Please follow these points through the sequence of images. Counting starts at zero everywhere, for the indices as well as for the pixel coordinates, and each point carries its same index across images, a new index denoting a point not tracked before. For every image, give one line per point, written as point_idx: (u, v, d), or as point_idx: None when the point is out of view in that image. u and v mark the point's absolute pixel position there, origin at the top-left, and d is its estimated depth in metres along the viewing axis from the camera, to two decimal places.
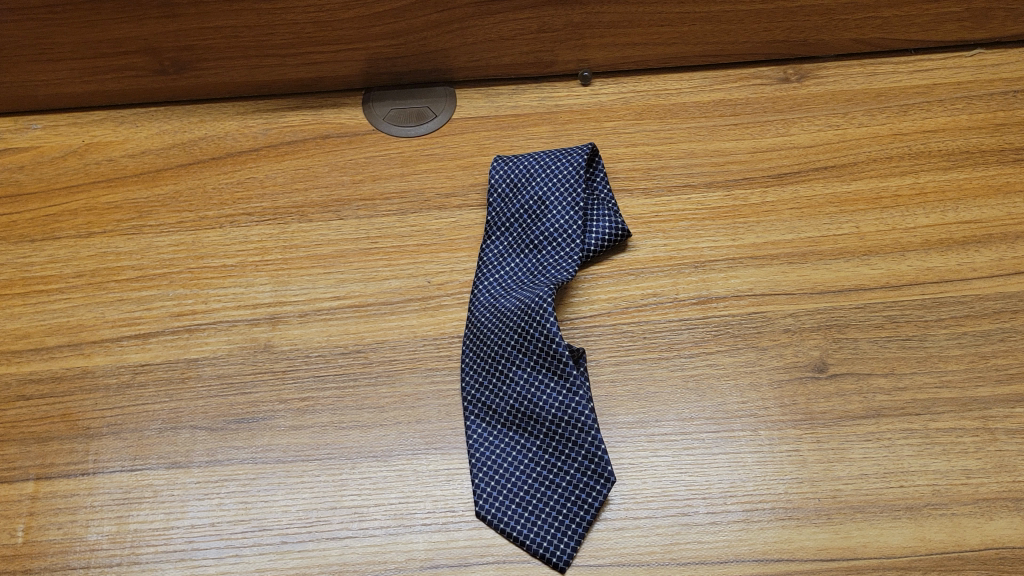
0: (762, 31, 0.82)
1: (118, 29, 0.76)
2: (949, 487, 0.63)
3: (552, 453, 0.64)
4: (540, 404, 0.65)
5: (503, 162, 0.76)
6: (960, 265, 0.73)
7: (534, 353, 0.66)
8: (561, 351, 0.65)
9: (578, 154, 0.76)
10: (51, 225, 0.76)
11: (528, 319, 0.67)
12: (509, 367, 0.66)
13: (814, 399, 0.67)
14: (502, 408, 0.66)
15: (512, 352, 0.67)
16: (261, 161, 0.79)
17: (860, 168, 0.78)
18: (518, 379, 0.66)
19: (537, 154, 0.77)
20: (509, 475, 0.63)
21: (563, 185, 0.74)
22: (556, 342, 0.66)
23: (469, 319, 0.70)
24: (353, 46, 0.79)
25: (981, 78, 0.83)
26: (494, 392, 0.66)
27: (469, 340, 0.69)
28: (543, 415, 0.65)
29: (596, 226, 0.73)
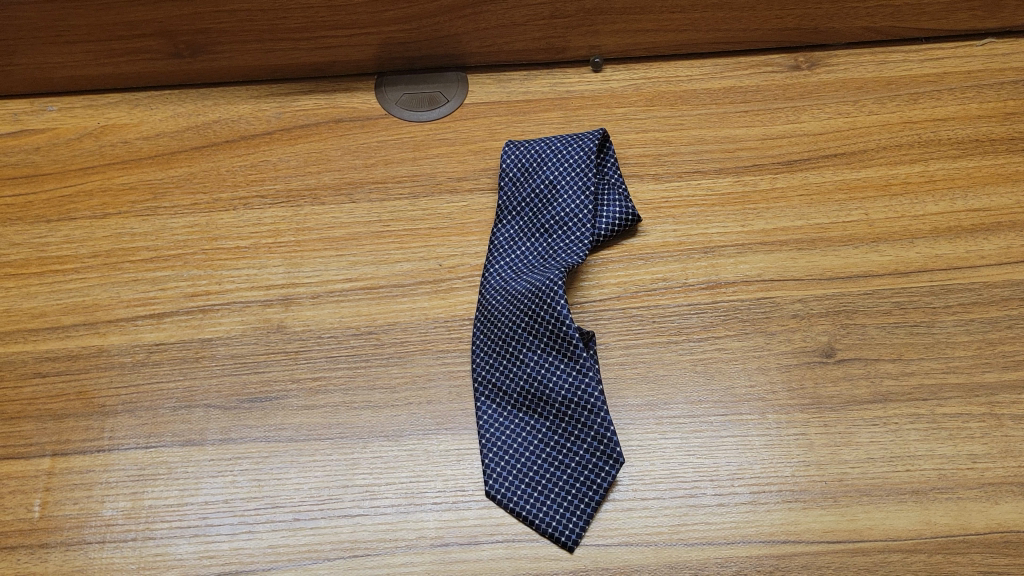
0: (774, 18, 0.82)
1: (133, 11, 0.76)
2: (955, 471, 0.63)
3: (561, 434, 0.65)
4: (550, 386, 0.66)
5: (515, 147, 0.77)
6: (969, 252, 0.73)
7: (544, 335, 0.67)
8: (572, 333, 0.66)
9: (590, 139, 0.76)
10: (66, 205, 0.76)
11: (538, 301, 0.67)
12: (520, 349, 0.67)
13: (821, 383, 0.67)
14: (513, 390, 0.66)
15: (523, 334, 0.67)
16: (274, 143, 0.80)
17: (870, 155, 0.78)
18: (528, 361, 0.67)
19: (549, 139, 0.77)
20: (519, 455, 0.64)
21: (575, 170, 0.75)
22: (566, 323, 0.66)
23: (480, 301, 0.70)
24: (366, 30, 0.80)
25: (991, 67, 0.84)
26: (504, 373, 0.67)
27: (480, 322, 0.69)
28: (553, 397, 0.65)
29: (606, 211, 0.74)
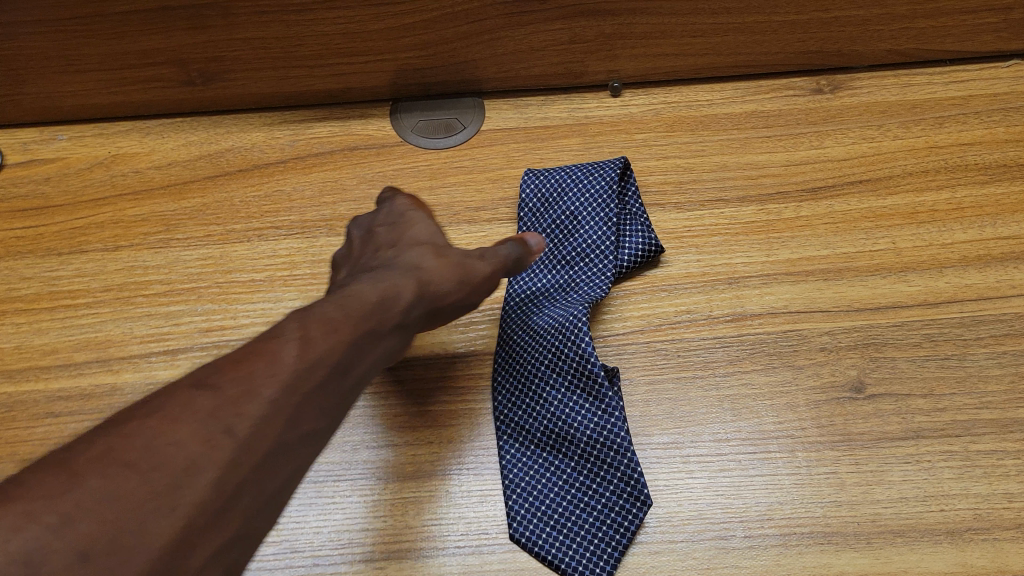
0: (797, 41, 0.81)
1: (146, 41, 0.75)
2: (991, 511, 0.62)
3: (586, 475, 0.63)
4: (575, 425, 0.64)
5: (534, 175, 0.75)
6: (999, 282, 0.72)
7: (568, 372, 0.65)
8: (596, 370, 0.65)
9: (610, 168, 0.75)
10: (78, 238, 0.75)
11: (561, 338, 0.66)
12: (543, 387, 0.66)
13: (852, 420, 0.66)
14: (536, 431, 0.65)
15: (546, 371, 0.66)
16: (289, 173, 0.78)
17: (896, 181, 0.77)
18: (551, 399, 0.65)
19: (569, 168, 0.76)
20: (544, 496, 0.62)
21: (595, 200, 0.73)
22: (592, 360, 0.65)
23: (501, 337, 0.69)
24: (382, 57, 0.78)
25: (1017, 90, 0.82)
26: (527, 412, 0.65)
27: (502, 359, 0.68)
28: (577, 437, 0.64)
29: (628, 241, 0.72)
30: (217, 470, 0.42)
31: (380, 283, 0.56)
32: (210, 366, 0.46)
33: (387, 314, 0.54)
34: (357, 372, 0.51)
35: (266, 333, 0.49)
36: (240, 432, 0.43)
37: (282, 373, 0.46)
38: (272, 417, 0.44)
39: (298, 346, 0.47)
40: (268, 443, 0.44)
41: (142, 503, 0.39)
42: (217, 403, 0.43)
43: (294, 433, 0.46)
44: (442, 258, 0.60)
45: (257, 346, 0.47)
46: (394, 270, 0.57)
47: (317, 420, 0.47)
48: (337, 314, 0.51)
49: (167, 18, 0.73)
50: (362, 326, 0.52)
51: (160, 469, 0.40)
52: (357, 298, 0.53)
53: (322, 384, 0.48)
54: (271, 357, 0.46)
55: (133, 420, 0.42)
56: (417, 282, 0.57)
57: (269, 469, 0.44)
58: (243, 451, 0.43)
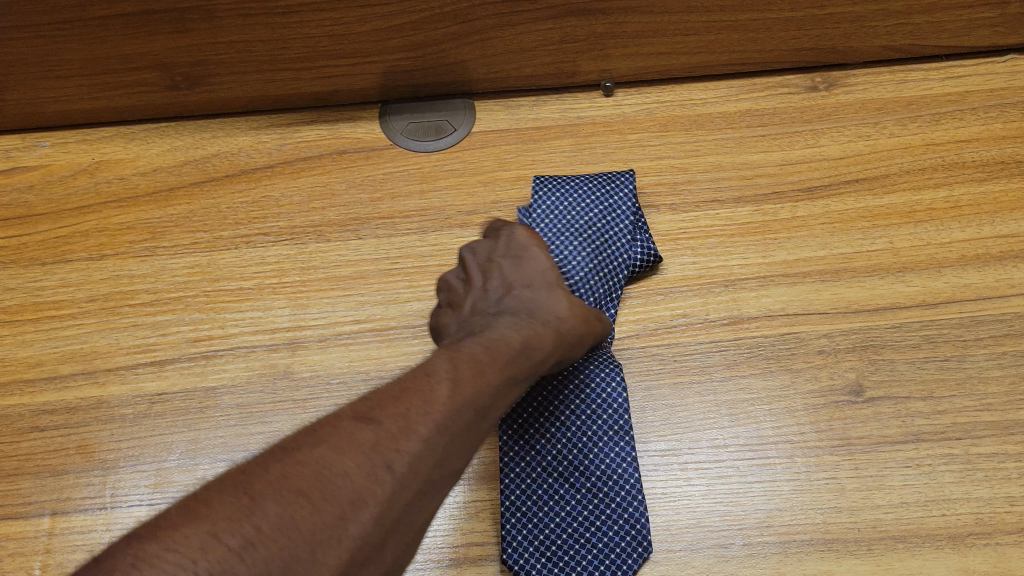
0: (791, 39, 0.79)
1: (128, 45, 0.73)
2: (993, 515, 0.61)
3: (589, 511, 0.61)
4: (593, 455, 0.63)
5: (543, 181, 0.74)
6: (998, 281, 0.71)
7: (591, 404, 0.64)
8: (621, 402, 0.64)
9: (626, 183, 0.74)
10: (62, 247, 0.74)
11: (587, 369, 0.65)
12: (561, 412, 0.64)
13: (851, 424, 0.65)
14: (546, 455, 0.63)
15: (567, 397, 0.64)
16: (277, 178, 0.77)
17: (893, 180, 0.76)
18: (568, 425, 0.63)
19: (578, 178, 0.74)
20: (542, 524, 0.61)
21: (607, 212, 0.72)
22: (619, 392, 0.64)
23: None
24: (370, 59, 0.77)
25: (1014, 85, 0.81)
26: (543, 434, 0.63)
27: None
28: (589, 467, 0.62)
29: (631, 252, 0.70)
30: (373, 505, 0.44)
31: (524, 325, 0.57)
32: (369, 400, 0.48)
33: (535, 358, 0.56)
34: (496, 420, 0.53)
35: (421, 373, 0.51)
36: (397, 471, 0.45)
37: (436, 416, 0.48)
38: (426, 459, 0.47)
39: (454, 394, 0.50)
40: (417, 485, 0.46)
41: (312, 532, 0.42)
42: (377, 438, 0.46)
43: (443, 472, 0.48)
44: (569, 307, 0.59)
45: (425, 388, 0.49)
46: (528, 309, 0.58)
47: (462, 464, 0.49)
48: (486, 359, 0.53)
49: (149, 22, 0.71)
50: (511, 373, 0.54)
51: (329, 503, 0.43)
52: (510, 340, 0.55)
53: (469, 431, 0.50)
54: (428, 398, 0.49)
55: (309, 450, 0.45)
56: (551, 331, 0.57)
57: (420, 508, 0.47)
58: (401, 491, 0.45)
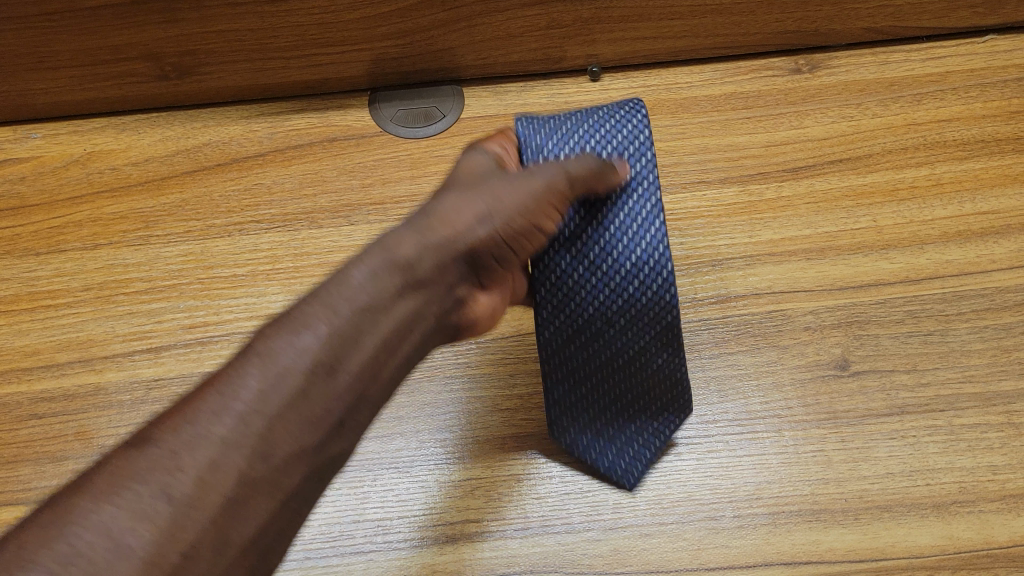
0: (773, 22, 0.81)
1: (118, 36, 0.74)
2: (976, 484, 0.62)
3: (620, 407, 0.61)
4: (642, 368, 0.59)
5: (528, 121, 0.60)
6: (979, 256, 0.72)
7: (639, 304, 0.57)
8: (674, 322, 0.58)
9: (638, 121, 0.60)
10: (56, 237, 0.74)
11: (638, 268, 0.57)
12: (605, 311, 0.57)
13: (837, 398, 0.66)
14: (583, 376, 0.59)
15: (616, 286, 0.57)
16: (268, 166, 0.78)
17: (876, 159, 0.77)
18: (610, 347, 0.58)
19: (584, 112, 0.60)
20: (574, 414, 0.60)
21: (610, 144, 0.59)
22: (672, 311, 0.57)
23: (549, 261, 0.57)
24: (359, 46, 0.78)
25: (994, 65, 0.83)
26: (585, 337, 0.58)
27: (545, 289, 0.57)
28: (630, 394, 0.60)
29: (641, 190, 0.57)
30: (174, 505, 0.43)
31: (417, 226, 0.54)
32: (179, 402, 0.47)
33: (422, 269, 0.52)
34: (366, 365, 0.49)
35: (254, 340, 0.48)
36: (199, 467, 0.44)
37: (250, 392, 0.46)
38: (241, 445, 0.45)
39: (283, 357, 0.47)
40: (233, 471, 0.45)
41: (163, 516, 0.42)
42: (210, 410, 0.45)
43: (279, 454, 0.46)
44: (514, 172, 0.56)
45: (253, 360, 0.47)
46: (458, 190, 0.55)
47: (311, 434, 0.47)
48: (336, 301, 0.49)
49: (139, 12, 0.72)
50: (371, 310, 0.50)
51: (120, 511, 0.42)
52: (378, 253, 0.51)
53: (311, 391, 0.47)
54: (244, 375, 0.47)
55: (118, 459, 0.45)
56: (493, 204, 0.54)
57: (255, 495, 0.45)
58: (210, 484, 0.44)
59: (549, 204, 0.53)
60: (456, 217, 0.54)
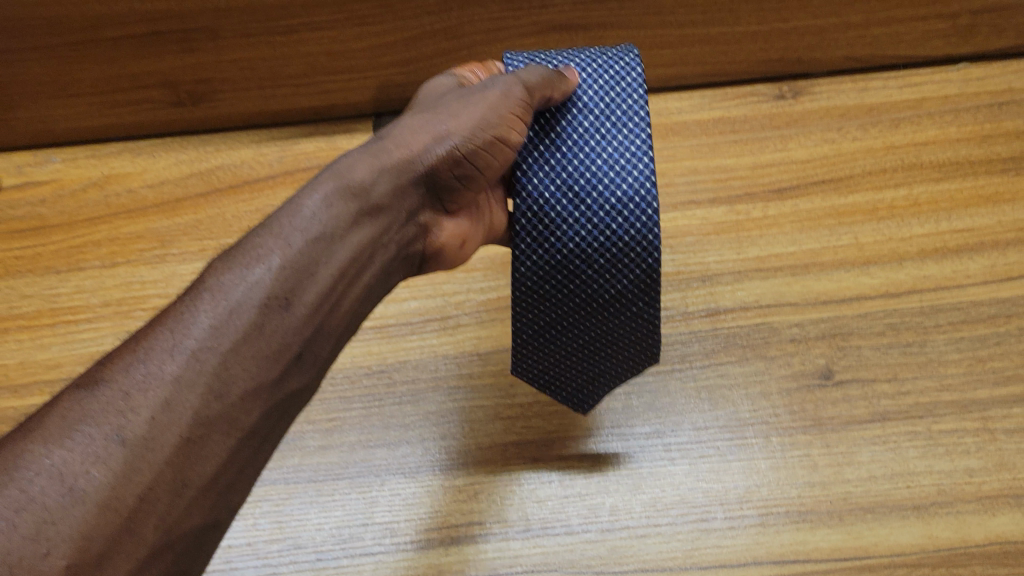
0: (758, 50, 0.85)
1: (137, 65, 0.78)
2: (954, 486, 0.66)
3: (598, 340, 0.60)
4: (618, 308, 0.57)
5: (515, 58, 0.61)
6: (955, 272, 0.76)
7: (618, 251, 0.55)
8: (655, 266, 0.55)
9: (631, 59, 0.58)
10: (76, 256, 0.78)
11: (618, 212, 0.55)
12: (586, 250, 0.55)
13: (822, 405, 0.70)
14: (554, 307, 0.57)
15: (593, 226, 0.55)
16: (278, 188, 0.81)
17: (857, 181, 0.82)
18: (586, 283, 0.56)
19: (578, 52, 0.60)
20: (551, 345, 0.60)
21: (599, 79, 0.57)
22: (653, 255, 0.55)
23: (526, 187, 0.55)
24: (365, 74, 0.82)
25: (967, 91, 0.87)
26: (561, 278, 0.56)
27: (526, 219, 0.54)
28: (598, 327, 0.59)
29: (630, 126, 0.56)
30: (129, 445, 0.38)
31: (374, 149, 0.54)
32: (119, 346, 0.42)
33: (379, 192, 0.52)
34: (323, 297, 0.47)
35: (203, 277, 0.46)
36: (154, 406, 0.39)
37: (205, 322, 0.43)
38: (197, 380, 0.41)
39: (236, 288, 0.44)
40: (190, 408, 0.40)
41: (121, 452, 0.38)
42: (157, 345, 0.41)
43: (239, 387, 0.42)
44: (469, 91, 0.57)
45: (204, 295, 0.44)
46: (414, 116, 0.57)
47: (270, 366, 0.44)
48: (285, 234, 0.47)
49: (158, 42, 0.76)
50: (322, 240, 0.48)
51: (69, 452, 0.37)
52: (333, 181, 0.51)
53: (268, 322, 0.44)
54: (197, 307, 0.43)
55: (51, 411, 0.39)
56: (449, 122, 0.55)
57: (214, 433, 0.41)
58: (165, 423, 0.39)
59: (510, 110, 0.53)
60: (419, 142, 0.55)
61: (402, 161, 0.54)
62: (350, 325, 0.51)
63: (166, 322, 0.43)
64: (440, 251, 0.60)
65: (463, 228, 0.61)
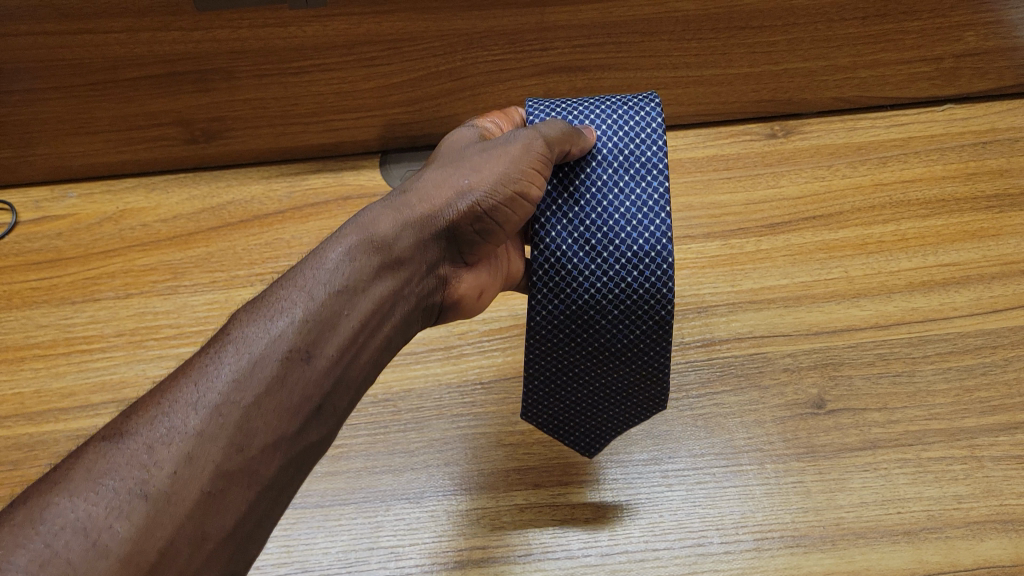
0: (750, 91, 0.89)
1: (153, 103, 0.82)
2: (943, 512, 0.66)
3: (611, 390, 0.62)
4: (630, 359, 0.60)
5: (537, 104, 0.65)
6: (942, 304, 0.78)
7: (631, 302, 0.58)
8: (668, 318, 0.58)
9: (651, 109, 0.62)
10: (90, 287, 0.80)
11: (633, 264, 0.57)
12: (601, 301, 0.58)
13: (815, 433, 0.71)
14: (568, 355, 0.60)
15: (608, 278, 0.58)
16: (287, 222, 0.84)
17: (846, 217, 0.85)
18: (600, 332, 0.59)
19: (599, 101, 0.64)
20: (564, 393, 0.62)
21: (619, 131, 0.61)
22: (666, 308, 0.57)
23: (545, 239, 0.58)
24: (372, 112, 0.85)
25: (951, 132, 0.91)
26: (576, 327, 0.59)
27: (544, 270, 0.58)
28: (612, 376, 0.61)
29: (649, 180, 0.59)
30: (152, 498, 0.41)
31: (394, 204, 0.56)
32: (148, 397, 0.46)
33: (400, 246, 0.54)
34: (342, 349, 0.50)
35: (227, 330, 0.49)
36: (176, 460, 0.42)
37: (228, 375, 0.46)
38: (218, 433, 0.44)
39: (259, 341, 0.47)
40: (213, 461, 0.43)
41: (143, 505, 0.41)
42: (182, 398, 0.44)
43: (259, 441, 0.45)
44: (490, 144, 0.59)
45: (227, 348, 0.47)
46: (436, 170, 0.59)
47: (289, 420, 0.46)
48: (305, 289, 0.50)
49: (175, 82, 0.80)
50: (344, 293, 0.51)
51: (94, 505, 0.40)
52: (354, 235, 0.53)
53: (289, 374, 0.47)
54: (221, 359, 0.46)
55: (79, 462, 0.42)
56: (471, 176, 0.57)
57: (234, 486, 0.43)
58: (187, 477, 0.42)
59: (531, 166, 0.56)
60: (439, 195, 0.57)
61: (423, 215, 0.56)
62: (369, 376, 0.53)
63: (192, 374, 0.46)
64: (460, 301, 0.62)
65: (482, 280, 0.63)
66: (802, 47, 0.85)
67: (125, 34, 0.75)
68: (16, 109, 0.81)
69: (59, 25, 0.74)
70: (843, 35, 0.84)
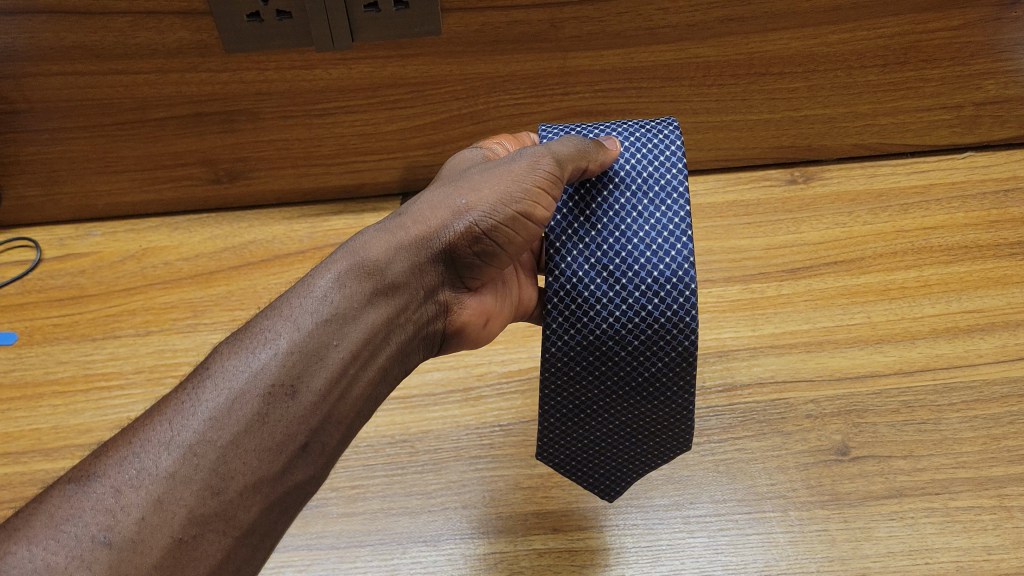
0: (770, 138, 0.89)
1: (180, 144, 0.83)
2: (972, 563, 0.63)
3: (631, 425, 0.61)
4: (652, 392, 0.59)
5: (550, 129, 0.65)
6: (967, 351, 0.77)
7: (654, 332, 0.57)
8: (692, 350, 0.57)
9: (670, 134, 0.62)
10: (111, 324, 0.81)
11: (654, 292, 0.57)
12: (620, 330, 0.57)
13: (838, 480, 0.69)
14: (589, 385, 0.59)
15: (627, 307, 0.57)
16: (307, 261, 0.84)
17: (867, 262, 0.84)
18: (620, 363, 0.58)
19: (619, 125, 0.64)
20: (583, 427, 0.62)
21: (638, 153, 0.61)
22: (689, 338, 0.57)
23: (559, 266, 0.58)
24: (394, 155, 0.86)
25: (972, 179, 0.91)
26: (594, 359, 0.58)
27: (559, 297, 0.57)
28: (635, 407, 0.60)
29: (668, 203, 0.59)
30: (117, 547, 0.40)
31: (389, 227, 0.55)
32: (122, 436, 0.45)
33: (394, 272, 0.53)
34: (331, 384, 0.48)
35: (206, 365, 0.48)
36: (146, 505, 0.41)
37: (206, 414, 0.45)
38: (192, 476, 0.43)
39: (239, 376, 0.47)
40: (186, 507, 0.42)
41: (107, 554, 0.39)
42: (154, 439, 0.44)
43: (237, 484, 0.44)
44: (494, 164, 0.58)
45: (207, 383, 0.47)
46: (436, 190, 0.58)
47: (270, 460, 0.45)
48: (289, 320, 0.49)
49: (201, 123, 0.81)
50: (331, 324, 0.50)
51: (53, 554, 0.39)
52: (343, 262, 0.52)
53: (272, 411, 0.46)
54: (199, 397, 0.46)
55: (44, 507, 0.42)
56: (469, 197, 0.56)
57: (209, 531, 0.42)
58: (156, 524, 0.41)
59: (536, 184, 0.55)
60: (437, 216, 0.55)
61: (417, 238, 0.55)
62: (364, 412, 0.52)
63: (166, 412, 0.45)
64: (462, 329, 0.62)
65: (485, 305, 0.62)
66: (823, 93, 0.85)
67: (154, 75, 0.76)
68: (45, 148, 0.82)
69: (90, 65, 0.75)
70: (864, 82, 0.85)
